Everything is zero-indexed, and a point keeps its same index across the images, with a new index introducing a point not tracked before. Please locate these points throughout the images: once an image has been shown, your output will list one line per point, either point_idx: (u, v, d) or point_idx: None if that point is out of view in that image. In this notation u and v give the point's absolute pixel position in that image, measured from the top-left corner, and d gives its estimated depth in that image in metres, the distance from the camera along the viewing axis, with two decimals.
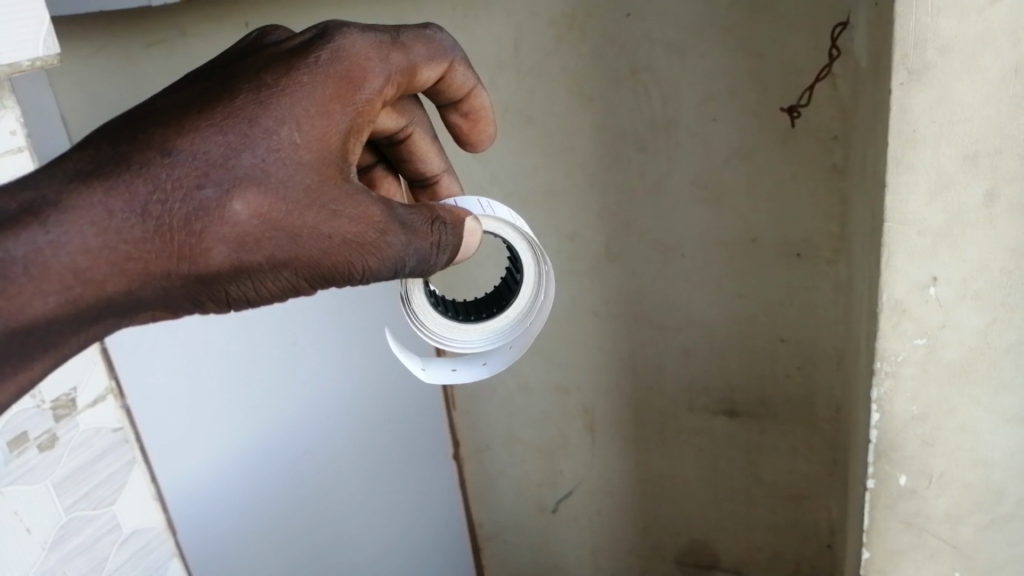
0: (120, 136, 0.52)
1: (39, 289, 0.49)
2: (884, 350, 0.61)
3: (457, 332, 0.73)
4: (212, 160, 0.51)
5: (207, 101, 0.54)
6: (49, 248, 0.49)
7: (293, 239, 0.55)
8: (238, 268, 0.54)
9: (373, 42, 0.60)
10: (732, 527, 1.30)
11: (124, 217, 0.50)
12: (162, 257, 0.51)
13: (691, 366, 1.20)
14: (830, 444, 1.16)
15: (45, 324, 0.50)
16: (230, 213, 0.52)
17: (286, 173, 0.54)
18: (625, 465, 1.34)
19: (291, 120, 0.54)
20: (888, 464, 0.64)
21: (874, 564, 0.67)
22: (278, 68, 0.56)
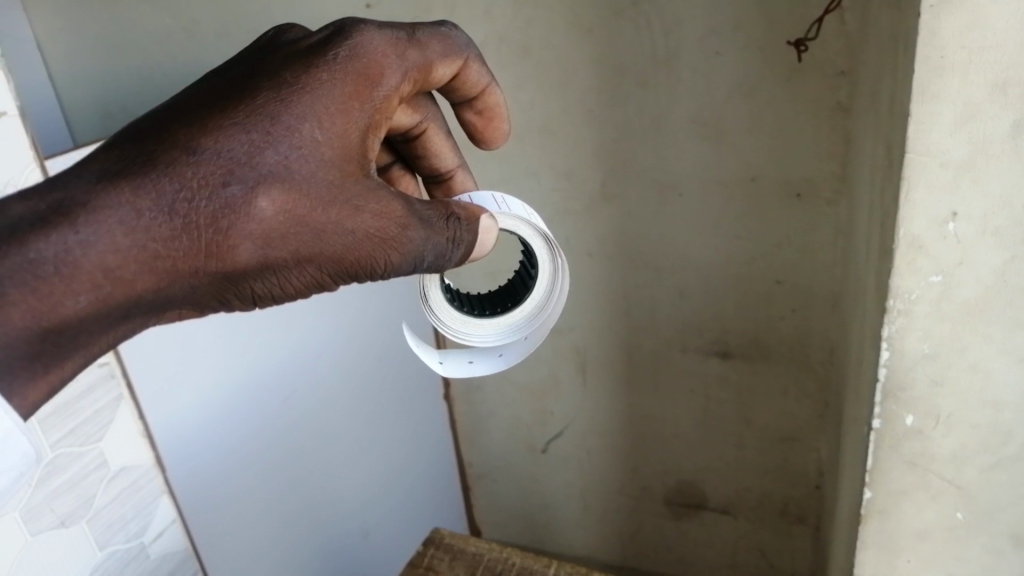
0: (143, 135, 0.52)
1: (71, 288, 0.48)
2: (897, 288, 0.57)
3: (472, 326, 0.71)
4: (237, 158, 0.51)
5: (228, 100, 0.53)
6: (80, 248, 0.48)
7: (315, 236, 0.55)
8: (265, 264, 0.54)
9: (391, 39, 0.59)
10: (722, 469, 1.31)
11: (151, 216, 0.50)
12: (190, 258, 0.51)
13: (685, 308, 1.19)
14: (822, 387, 1.16)
15: (77, 323, 0.50)
16: (256, 211, 0.52)
17: (309, 170, 0.53)
18: (616, 407, 1.33)
19: (312, 118, 0.54)
20: (895, 404, 0.61)
21: (875, 505, 0.65)
22: (297, 66, 0.55)
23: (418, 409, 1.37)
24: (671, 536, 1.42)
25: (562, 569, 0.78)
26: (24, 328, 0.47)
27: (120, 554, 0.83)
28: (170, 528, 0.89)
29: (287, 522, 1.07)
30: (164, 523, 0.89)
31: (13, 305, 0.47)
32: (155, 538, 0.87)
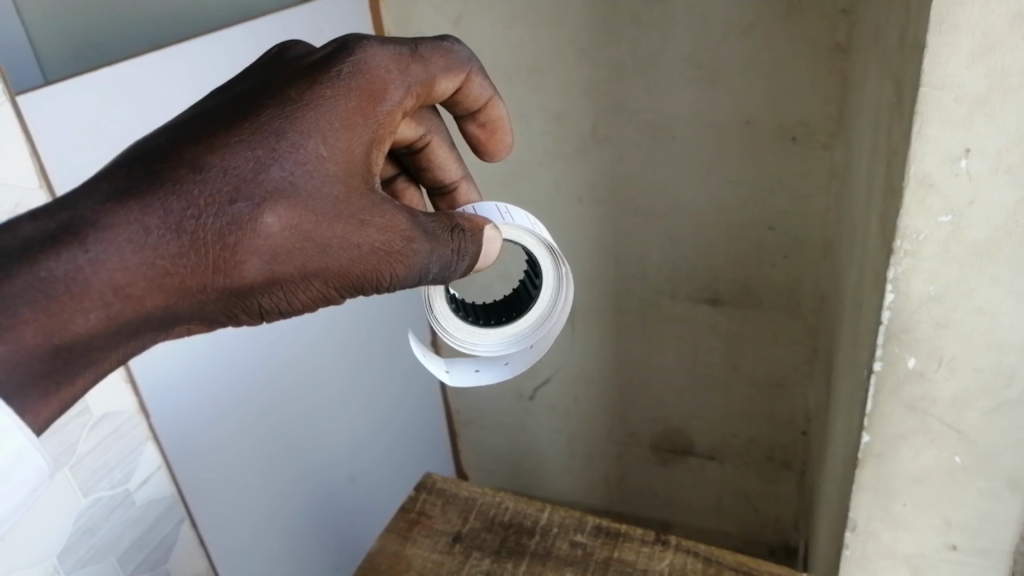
0: (147, 154, 0.48)
1: (81, 306, 0.45)
2: (905, 228, 0.55)
3: (477, 336, 0.69)
4: (243, 173, 0.48)
5: (231, 116, 0.50)
6: (90, 266, 0.45)
7: (321, 253, 0.52)
8: (272, 280, 0.51)
9: (393, 56, 0.57)
10: (709, 416, 1.31)
11: (160, 233, 0.46)
12: (196, 278, 0.48)
13: (676, 254, 1.17)
14: (811, 333, 1.16)
15: (88, 340, 0.47)
16: (262, 227, 0.48)
17: (316, 187, 0.50)
18: (604, 355, 1.32)
19: (318, 134, 0.51)
20: (897, 347, 0.60)
21: (873, 448, 0.64)
22: (301, 81, 0.52)
23: (402, 356, 1.35)
24: (657, 482, 1.43)
25: (556, 514, 0.74)
26: (35, 346, 0.45)
27: (106, 501, 0.81)
28: (156, 475, 0.87)
29: (278, 475, 1.07)
30: (150, 470, 0.86)
31: (25, 324, 0.44)
32: (140, 484, 0.85)
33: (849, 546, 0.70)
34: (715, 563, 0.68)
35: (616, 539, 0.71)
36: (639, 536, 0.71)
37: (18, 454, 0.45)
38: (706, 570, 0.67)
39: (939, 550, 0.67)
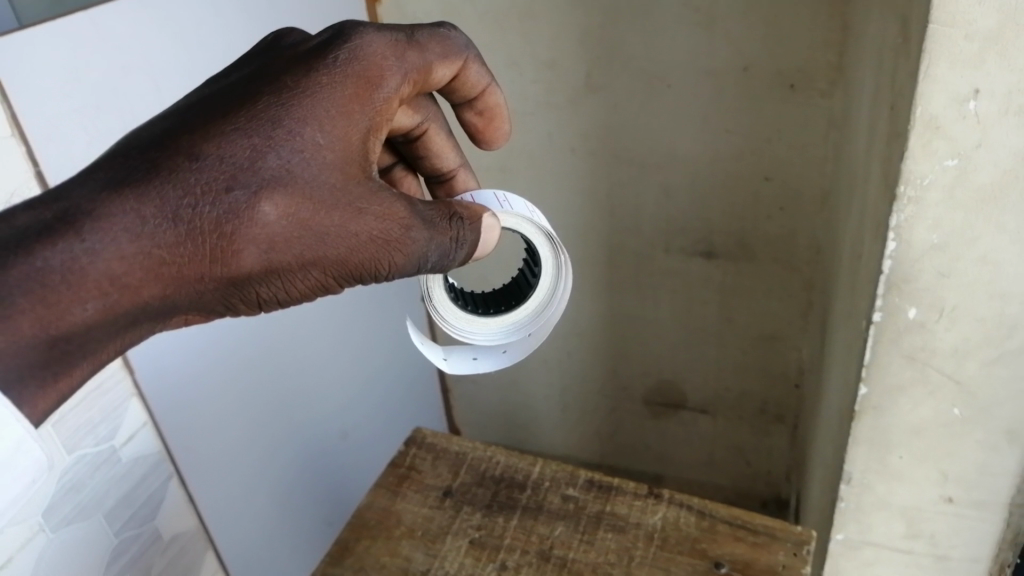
0: (141, 144, 0.46)
1: (78, 295, 0.43)
2: (909, 172, 0.53)
3: (476, 325, 0.66)
4: (239, 160, 0.45)
5: (227, 104, 0.47)
6: (85, 256, 0.43)
7: (320, 242, 0.49)
8: (270, 270, 0.48)
9: (392, 41, 0.53)
10: (702, 370, 1.30)
11: (156, 222, 0.44)
12: (191, 269, 0.46)
13: (670, 206, 1.15)
14: (807, 286, 1.15)
15: (86, 331, 0.45)
16: (260, 215, 0.46)
17: (315, 174, 0.48)
18: (596, 309, 1.31)
19: (317, 121, 0.48)
20: (898, 297, 0.58)
21: (870, 400, 0.63)
22: (298, 67, 0.49)
23: (392, 312, 1.33)
24: (650, 435, 1.43)
25: (547, 468, 0.73)
26: (33, 336, 0.43)
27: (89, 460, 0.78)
28: (141, 432, 0.83)
29: (268, 434, 1.05)
30: (135, 427, 0.82)
31: (22, 315, 0.42)
32: (126, 441, 0.82)
33: (844, 499, 0.69)
34: (709, 517, 0.66)
35: (609, 492, 0.69)
36: (632, 490, 0.69)
37: (16, 447, 0.44)
38: (700, 523, 0.65)
39: (935, 502, 0.66)
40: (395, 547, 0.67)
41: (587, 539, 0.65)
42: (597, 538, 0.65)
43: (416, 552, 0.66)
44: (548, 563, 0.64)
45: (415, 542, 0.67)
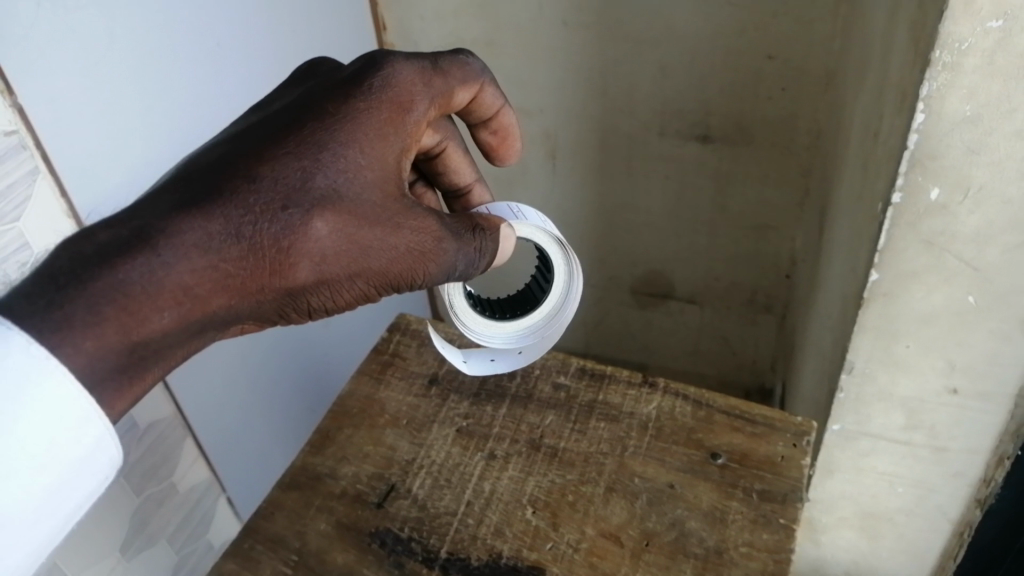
0: (196, 170, 0.43)
1: (156, 305, 0.40)
2: (947, 35, 0.48)
3: (495, 328, 0.62)
4: (292, 179, 0.43)
5: (275, 129, 0.45)
6: (162, 270, 0.40)
7: (367, 256, 0.46)
8: (322, 283, 0.46)
9: (421, 64, 0.51)
10: (692, 260, 1.27)
11: (224, 239, 0.41)
12: (250, 288, 0.43)
13: (666, 86, 1.07)
14: (804, 174, 1.10)
15: (160, 341, 0.41)
16: (315, 233, 0.44)
17: (361, 193, 0.46)
18: (585, 195, 1.25)
19: (364, 144, 0.46)
20: (921, 176, 0.54)
21: (880, 287, 0.60)
22: (337, 93, 0.47)
23: None
24: (636, 325, 1.41)
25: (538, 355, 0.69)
26: (110, 349, 0.39)
27: None
28: None
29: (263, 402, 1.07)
30: None
31: (107, 323, 0.38)
32: None
33: (844, 390, 0.67)
34: (706, 407, 0.63)
35: (601, 381, 0.66)
36: (625, 378, 0.66)
37: (97, 443, 0.40)
38: (696, 414, 0.62)
39: (938, 393, 0.64)
40: (379, 436, 0.64)
41: (579, 429, 0.63)
42: (590, 427, 0.63)
43: (401, 442, 0.63)
44: (539, 452, 0.61)
45: (400, 431, 0.64)
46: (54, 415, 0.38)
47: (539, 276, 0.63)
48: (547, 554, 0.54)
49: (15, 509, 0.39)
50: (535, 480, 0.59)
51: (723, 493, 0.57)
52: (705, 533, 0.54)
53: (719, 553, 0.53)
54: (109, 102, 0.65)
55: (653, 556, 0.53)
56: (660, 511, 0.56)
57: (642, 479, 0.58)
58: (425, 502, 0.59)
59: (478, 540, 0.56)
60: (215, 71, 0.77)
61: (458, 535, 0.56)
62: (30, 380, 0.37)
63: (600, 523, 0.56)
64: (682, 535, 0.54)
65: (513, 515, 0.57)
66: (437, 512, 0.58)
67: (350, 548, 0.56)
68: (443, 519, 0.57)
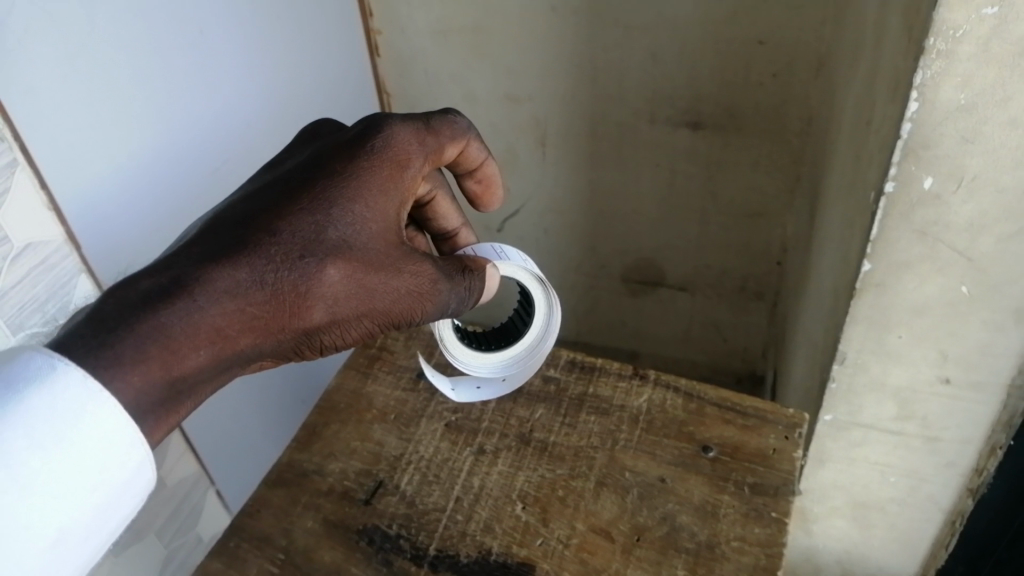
0: (222, 225, 0.47)
1: (194, 343, 0.44)
2: (942, 23, 0.47)
3: (481, 361, 0.64)
4: (307, 232, 0.48)
5: (289, 187, 0.49)
6: (195, 315, 0.44)
7: (373, 297, 0.51)
8: (333, 322, 0.50)
9: (415, 124, 0.55)
10: (682, 248, 1.27)
11: (248, 286, 0.45)
12: (272, 328, 0.47)
13: (657, 71, 1.06)
14: (795, 160, 1.09)
15: (196, 376, 0.45)
16: (327, 278, 0.48)
17: (369, 242, 0.50)
18: (576, 183, 1.24)
19: (370, 198, 0.50)
20: (914, 165, 0.53)
21: (873, 277, 0.59)
22: (343, 152, 0.52)
23: None
24: (628, 313, 1.40)
25: None
26: (154, 383, 0.42)
27: (40, 342, 0.64)
28: None
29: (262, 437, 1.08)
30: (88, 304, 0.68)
31: (151, 360, 0.42)
32: None
33: (836, 380, 0.66)
34: (697, 399, 0.62)
35: (592, 374, 0.65)
36: (615, 370, 0.65)
37: (138, 466, 0.42)
38: (687, 407, 0.62)
39: (931, 383, 0.64)
40: (367, 431, 0.63)
41: (569, 422, 0.62)
42: (580, 421, 0.62)
43: (389, 437, 0.63)
44: (528, 446, 0.61)
45: (388, 426, 0.63)
46: (101, 442, 0.40)
47: (518, 315, 0.67)
48: (538, 550, 0.54)
49: (57, 537, 0.40)
50: (526, 475, 0.59)
51: (715, 487, 0.56)
52: (696, 527, 0.54)
53: (711, 548, 0.53)
54: (89, 93, 0.64)
55: (643, 552, 0.53)
56: (651, 505, 0.55)
57: (632, 473, 0.58)
58: (414, 498, 0.58)
59: (467, 537, 0.55)
60: (201, 58, 0.75)
61: (447, 532, 0.56)
62: (79, 407, 0.39)
63: (590, 518, 0.55)
64: (673, 529, 0.54)
65: (502, 511, 0.56)
66: (425, 508, 0.57)
67: (337, 546, 0.56)
68: (432, 515, 0.57)
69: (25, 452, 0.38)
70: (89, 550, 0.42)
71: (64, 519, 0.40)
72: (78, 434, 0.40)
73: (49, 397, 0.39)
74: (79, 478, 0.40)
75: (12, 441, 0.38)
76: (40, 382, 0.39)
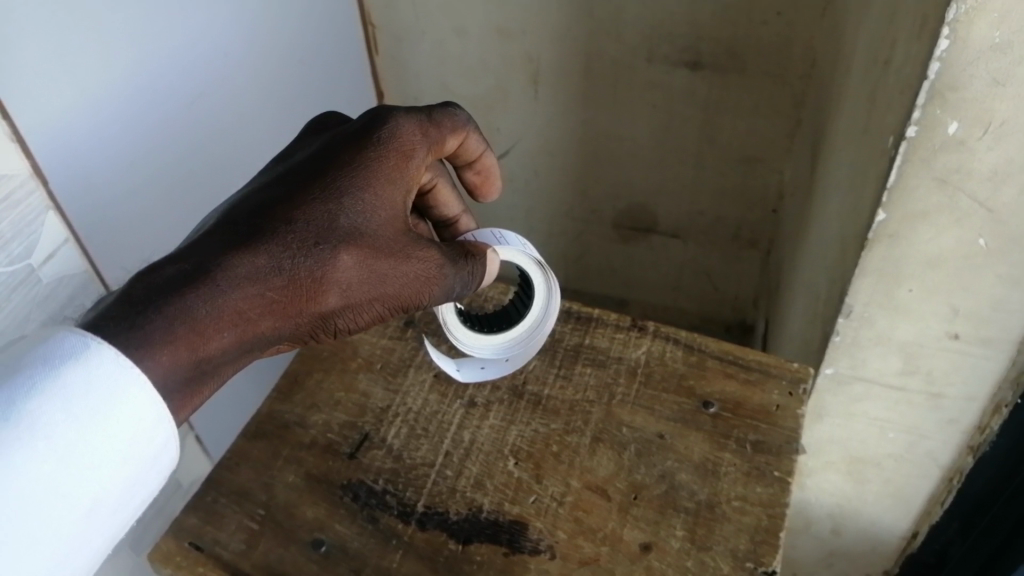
0: (238, 216, 0.47)
1: (217, 326, 0.44)
2: None
3: (477, 343, 0.59)
4: (320, 219, 0.48)
5: (303, 177, 0.49)
6: (215, 301, 0.44)
7: (388, 283, 0.50)
8: (347, 307, 0.50)
9: (421, 115, 0.54)
10: (677, 193, 1.23)
11: (265, 273, 0.46)
12: (290, 316, 0.47)
13: (657, 7, 1.01)
14: (797, 103, 1.06)
15: (217, 359, 0.45)
16: (341, 265, 0.48)
17: (381, 228, 0.50)
18: (569, 124, 1.19)
19: (382, 186, 0.50)
20: (940, 109, 0.49)
21: (886, 228, 0.56)
22: (354, 142, 0.51)
23: None
24: (618, 259, 1.37)
25: None
26: (177, 365, 0.42)
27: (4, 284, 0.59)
28: (64, 249, 0.65)
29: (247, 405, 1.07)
30: (56, 242, 0.64)
31: (174, 343, 0.42)
32: (46, 259, 0.63)
33: (840, 333, 0.64)
34: (698, 351, 0.60)
35: (588, 324, 0.62)
36: (613, 321, 0.62)
37: (163, 444, 0.43)
38: (688, 360, 0.59)
39: (939, 339, 0.61)
40: (352, 381, 0.61)
41: (564, 374, 0.59)
42: (575, 372, 0.59)
43: (375, 388, 0.60)
44: (522, 400, 0.58)
45: (374, 377, 0.61)
46: (132, 419, 0.41)
47: (516, 301, 0.62)
48: (531, 509, 0.52)
49: (86, 507, 0.41)
50: (518, 429, 0.56)
51: (716, 444, 0.54)
52: (696, 486, 0.52)
53: (712, 508, 0.51)
54: (52, 14, 0.59)
55: (641, 511, 0.51)
56: (649, 462, 0.54)
57: (630, 429, 0.56)
58: (401, 452, 0.56)
59: (457, 493, 0.53)
60: None
61: (436, 488, 0.54)
62: (113, 384, 0.40)
63: (586, 475, 0.53)
64: (672, 488, 0.52)
65: (494, 466, 0.54)
66: (413, 463, 0.55)
67: (319, 502, 0.54)
68: (420, 470, 0.55)
69: (61, 424, 0.39)
70: (114, 522, 0.43)
71: (94, 491, 0.40)
72: (112, 410, 0.40)
73: (86, 374, 0.39)
74: (110, 452, 0.41)
75: (50, 413, 0.39)
76: (76, 359, 0.40)
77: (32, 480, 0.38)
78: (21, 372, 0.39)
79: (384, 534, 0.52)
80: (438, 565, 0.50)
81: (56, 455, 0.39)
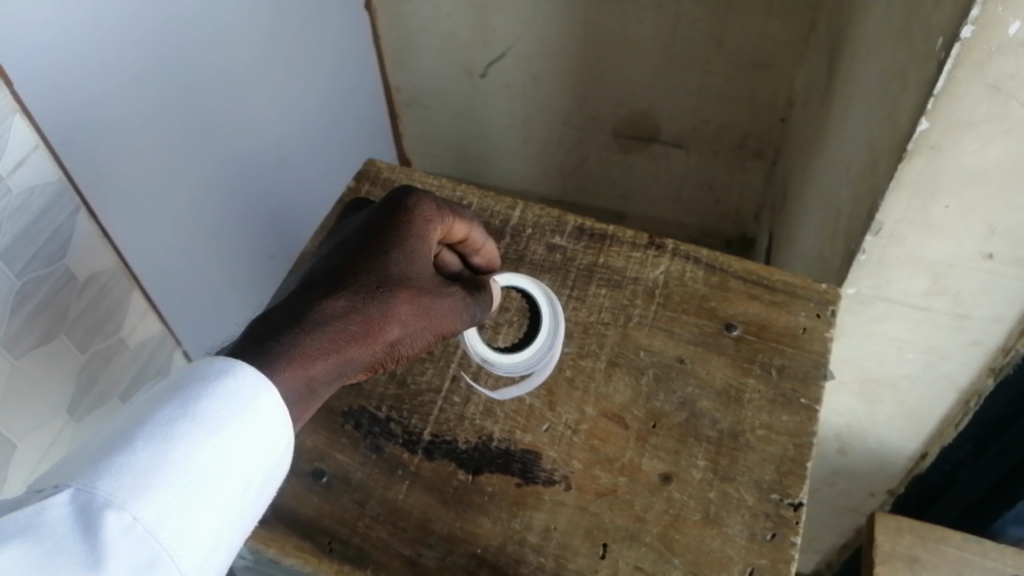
0: (303, 284, 0.47)
1: (315, 365, 0.43)
2: None
3: (507, 362, 0.53)
4: (377, 268, 0.47)
5: (350, 245, 0.49)
6: (305, 342, 0.43)
7: (444, 319, 0.50)
8: (414, 344, 0.49)
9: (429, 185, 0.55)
10: (682, 100, 1.17)
11: (342, 316, 0.45)
12: (371, 358, 0.46)
13: None
14: (813, 4, 0.99)
15: (314, 400, 0.43)
16: (406, 304, 0.47)
17: (429, 271, 0.50)
18: (569, 26, 1.12)
19: (424, 234, 0.50)
20: (1001, 5, 0.44)
21: (927, 139, 0.52)
22: (386, 206, 0.51)
23: (344, 28, 1.09)
24: (617, 170, 1.33)
25: (531, 211, 0.61)
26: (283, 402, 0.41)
27: None
28: (35, 155, 0.60)
29: None
30: (26, 149, 0.59)
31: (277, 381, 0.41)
32: (15, 167, 0.58)
33: (866, 252, 0.60)
34: (719, 271, 0.56)
35: (603, 242, 0.58)
36: (629, 239, 0.58)
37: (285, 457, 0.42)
38: (709, 281, 0.56)
39: (971, 259, 0.58)
40: None
41: (578, 295, 0.56)
42: (589, 294, 0.56)
43: None
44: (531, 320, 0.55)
45: None
46: (274, 425, 0.41)
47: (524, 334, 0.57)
48: (544, 437, 0.51)
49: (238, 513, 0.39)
50: None
51: (739, 369, 0.52)
52: (718, 414, 0.51)
53: (734, 437, 0.50)
54: None
55: (660, 440, 0.50)
56: (668, 389, 0.52)
57: (648, 353, 0.53)
58: (405, 377, 0.54)
59: (466, 421, 0.52)
60: None
61: (444, 415, 0.52)
62: (260, 389, 0.40)
63: (602, 402, 0.52)
64: (693, 416, 0.51)
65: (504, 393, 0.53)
66: (418, 389, 0.53)
67: (321, 431, 0.52)
68: (426, 397, 0.53)
69: (224, 426, 0.39)
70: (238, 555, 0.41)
71: (245, 493, 0.40)
72: (257, 418, 0.40)
73: (237, 382, 0.40)
74: (257, 457, 0.40)
75: (219, 414, 0.39)
76: (227, 371, 0.40)
77: (196, 476, 0.38)
78: (182, 390, 0.40)
79: (390, 464, 0.50)
80: (447, 496, 0.49)
81: (217, 460, 0.38)
